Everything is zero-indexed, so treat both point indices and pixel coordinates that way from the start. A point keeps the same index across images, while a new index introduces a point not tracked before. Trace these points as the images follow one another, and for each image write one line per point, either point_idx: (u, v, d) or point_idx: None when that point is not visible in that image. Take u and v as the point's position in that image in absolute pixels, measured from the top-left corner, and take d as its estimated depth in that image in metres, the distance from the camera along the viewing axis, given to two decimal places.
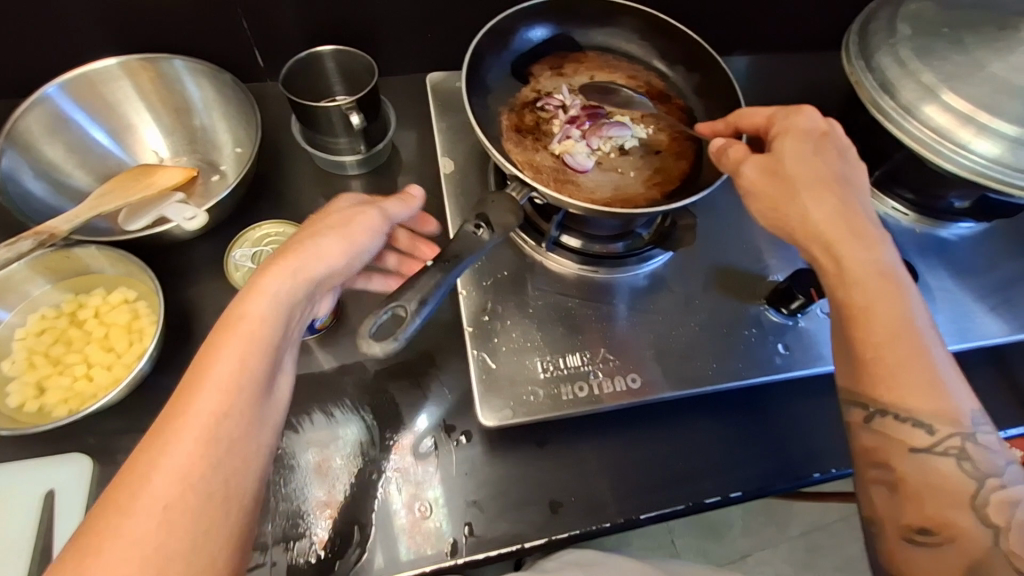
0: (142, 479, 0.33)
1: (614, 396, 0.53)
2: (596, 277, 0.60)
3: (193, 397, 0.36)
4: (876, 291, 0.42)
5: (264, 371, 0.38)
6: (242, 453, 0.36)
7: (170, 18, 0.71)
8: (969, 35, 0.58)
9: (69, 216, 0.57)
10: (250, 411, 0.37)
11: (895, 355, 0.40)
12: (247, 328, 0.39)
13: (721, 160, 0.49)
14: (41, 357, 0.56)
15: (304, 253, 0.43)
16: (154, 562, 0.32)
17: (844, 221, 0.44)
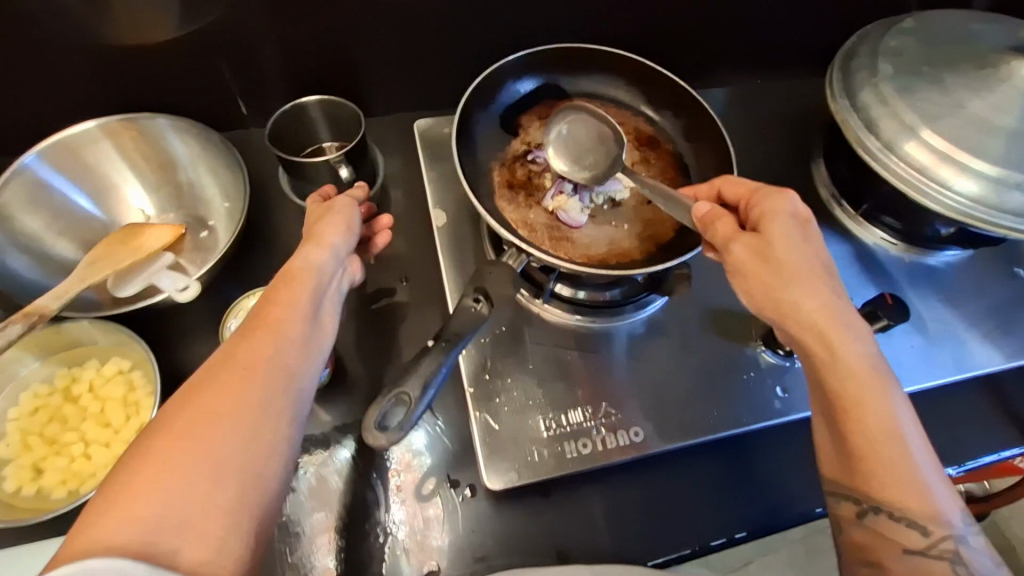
0: (219, 373, 0.38)
1: (616, 451, 0.54)
2: (593, 327, 0.60)
3: (264, 310, 0.43)
4: (869, 386, 0.42)
5: (317, 294, 0.46)
6: (304, 351, 0.42)
7: (151, 74, 0.71)
8: (949, 74, 0.60)
9: (57, 292, 0.55)
10: (309, 321, 0.44)
11: (889, 456, 0.41)
12: (301, 267, 0.47)
13: (709, 231, 0.49)
14: (36, 437, 0.55)
15: (331, 217, 0.51)
16: (233, 415, 0.36)
17: (839, 316, 0.44)
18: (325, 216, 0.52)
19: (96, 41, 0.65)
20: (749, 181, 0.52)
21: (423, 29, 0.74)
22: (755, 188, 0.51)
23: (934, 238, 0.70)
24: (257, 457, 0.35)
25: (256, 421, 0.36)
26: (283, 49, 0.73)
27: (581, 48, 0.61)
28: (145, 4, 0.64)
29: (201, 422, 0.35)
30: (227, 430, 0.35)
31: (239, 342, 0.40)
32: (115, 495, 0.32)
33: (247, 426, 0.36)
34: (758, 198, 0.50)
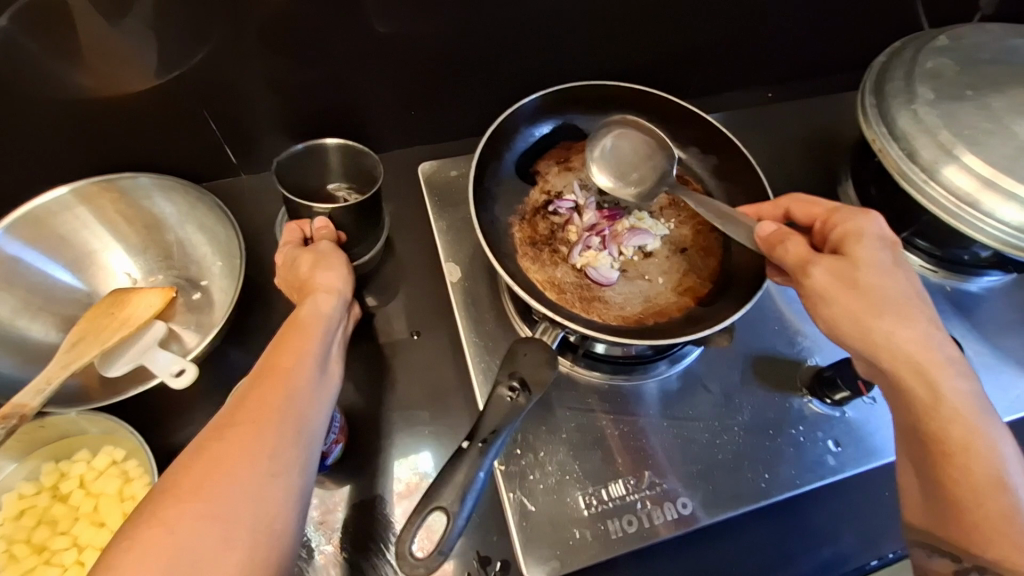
0: (225, 424, 0.36)
1: (664, 529, 0.49)
2: (625, 386, 0.56)
3: (272, 356, 0.42)
4: (974, 426, 0.40)
5: (324, 336, 0.45)
6: (314, 394, 0.40)
7: (130, 129, 0.66)
8: (994, 97, 0.56)
9: (38, 386, 0.50)
10: (318, 362, 0.43)
11: (998, 507, 0.38)
12: (306, 314, 0.46)
13: (780, 251, 0.46)
14: (22, 545, 0.50)
15: (328, 263, 0.51)
16: (243, 465, 0.34)
17: (942, 354, 0.42)
18: (325, 262, 0.51)
19: (69, 97, 0.60)
20: (819, 201, 0.51)
21: (421, 66, 0.70)
22: (830, 210, 0.49)
23: (969, 261, 0.66)
24: (268, 510, 0.34)
25: (268, 468, 0.35)
26: (273, 95, 0.68)
27: (597, 86, 0.57)
28: (122, 54, 0.59)
29: (211, 475, 0.33)
30: (236, 480, 0.33)
31: (248, 389, 0.39)
32: (126, 559, 0.30)
33: (257, 475, 0.34)
34: (838, 219, 0.48)
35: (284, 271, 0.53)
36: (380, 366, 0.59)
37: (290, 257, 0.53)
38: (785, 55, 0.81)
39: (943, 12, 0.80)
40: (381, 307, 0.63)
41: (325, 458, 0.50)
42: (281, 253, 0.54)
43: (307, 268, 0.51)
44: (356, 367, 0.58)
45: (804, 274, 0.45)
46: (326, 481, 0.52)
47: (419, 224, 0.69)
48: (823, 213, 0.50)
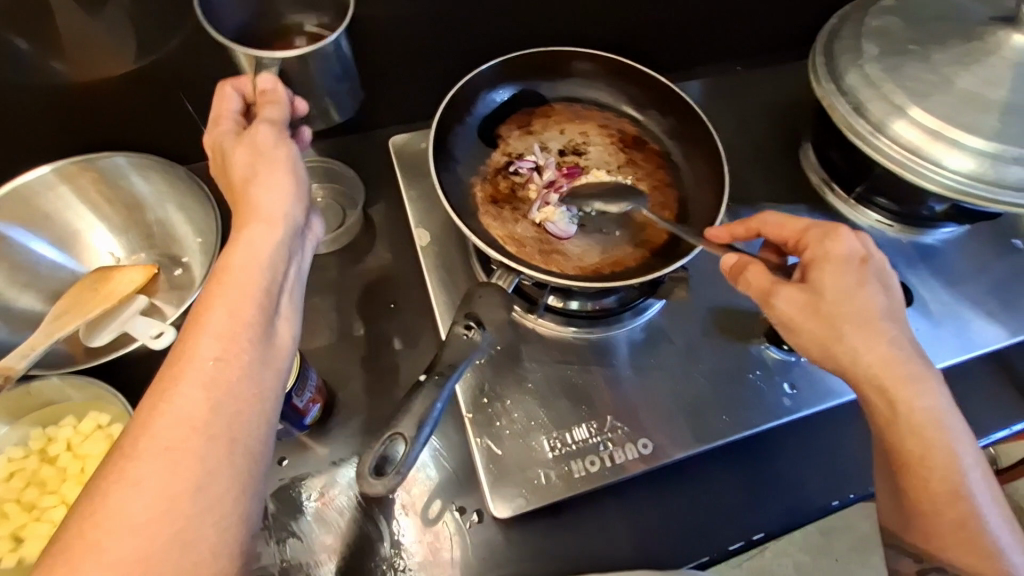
0: (140, 440, 0.33)
1: (624, 466, 0.52)
2: (591, 338, 0.58)
3: (191, 340, 0.36)
4: (935, 444, 0.41)
5: (260, 302, 0.39)
6: (247, 397, 0.36)
7: (107, 112, 0.68)
8: (937, 51, 0.57)
9: (23, 351, 0.53)
10: (253, 345, 0.37)
11: (953, 514, 0.41)
12: (237, 267, 0.39)
13: (744, 281, 0.46)
14: (13, 505, 0.52)
15: (266, 182, 0.43)
16: (165, 503, 0.31)
17: (906, 370, 0.42)
18: (258, 185, 0.43)
19: (49, 83, 0.62)
20: (800, 218, 0.48)
21: None
22: (811, 227, 0.46)
23: (929, 217, 0.68)
24: (204, 541, 0.32)
25: (196, 497, 0.32)
26: None
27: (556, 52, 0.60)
28: (98, 39, 0.61)
29: (122, 527, 0.30)
30: (158, 518, 0.31)
31: (164, 399, 0.34)
32: None
33: (184, 509, 0.32)
34: (809, 240, 0.46)
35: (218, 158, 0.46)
36: (357, 330, 0.62)
37: (223, 142, 0.46)
38: (752, 23, 0.83)
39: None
40: (357, 275, 0.65)
41: (303, 417, 0.53)
42: (211, 137, 0.46)
43: (242, 180, 0.43)
44: (333, 333, 0.61)
45: (772, 299, 0.44)
46: (305, 438, 0.55)
47: (393, 196, 0.72)
48: (798, 233, 0.47)
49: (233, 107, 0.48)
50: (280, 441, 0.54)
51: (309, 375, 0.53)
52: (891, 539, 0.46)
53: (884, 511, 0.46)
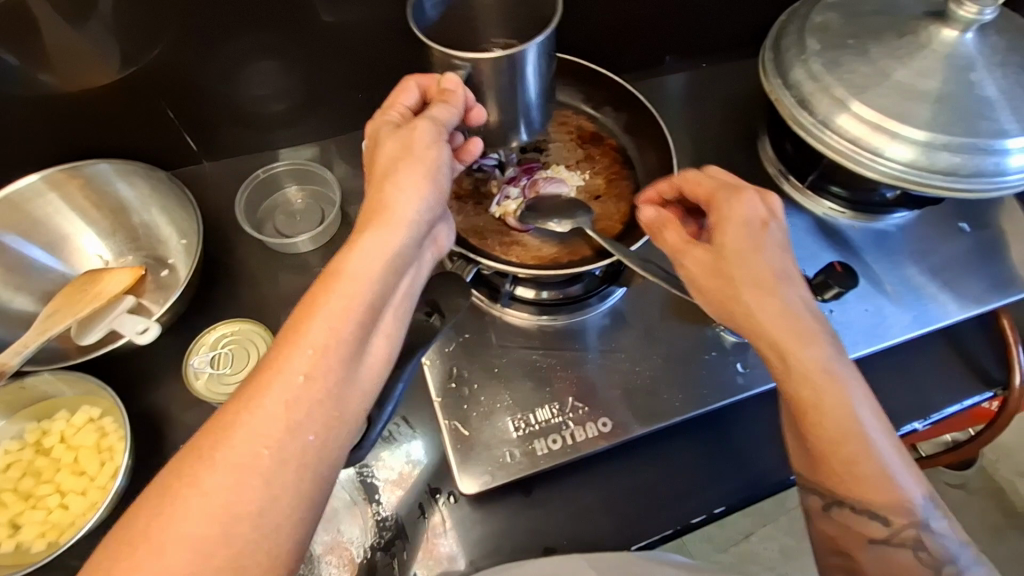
0: (222, 440, 0.32)
1: (585, 444, 0.55)
2: (556, 325, 0.61)
3: (291, 346, 0.35)
4: (824, 389, 0.44)
5: (362, 317, 0.38)
6: (327, 418, 0.35)
7: (92, 122, 0.71)
8: (873, 45, 0.61)
9: (17, 347, 0.56)
10: (342, 363, 0.36)
11: (848, 456, 0.44)
12: (350, 275, 0.38)
13: (659, 240, 0.51)
14: (10, 494, 0.56)
15: (401, 189, 0.42)
16: (235, 510, 0.31)
17: (797, 328, 0.45)
18: (393, 190, 0.42)
19: (38, 94, 0.66)
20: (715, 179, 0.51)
21: (366, 51, 0.75)
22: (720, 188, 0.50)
23: (881, 203, 0.71)
24: (262, 556, 0.32)
25: (263, 511, 0.32)
26: (227, 84, 0.73)
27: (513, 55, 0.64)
28: (81, 53, 0.64)
29: (176, 540, 0.30)
30: (221, 524, 0.31)
31: (250, 408, 0.33)
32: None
33: (252, 520, 0.31)
34: (717, 202, 0.50)
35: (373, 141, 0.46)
36: None
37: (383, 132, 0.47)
38: (717, 22, 0.86)
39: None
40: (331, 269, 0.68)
41: None
42: (374, 125, 0.47)
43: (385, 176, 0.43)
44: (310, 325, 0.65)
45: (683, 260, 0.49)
46: None
47: None
48: (710, 191, 0.50)
49: (409, 102, 0.48)
50: None
51: None
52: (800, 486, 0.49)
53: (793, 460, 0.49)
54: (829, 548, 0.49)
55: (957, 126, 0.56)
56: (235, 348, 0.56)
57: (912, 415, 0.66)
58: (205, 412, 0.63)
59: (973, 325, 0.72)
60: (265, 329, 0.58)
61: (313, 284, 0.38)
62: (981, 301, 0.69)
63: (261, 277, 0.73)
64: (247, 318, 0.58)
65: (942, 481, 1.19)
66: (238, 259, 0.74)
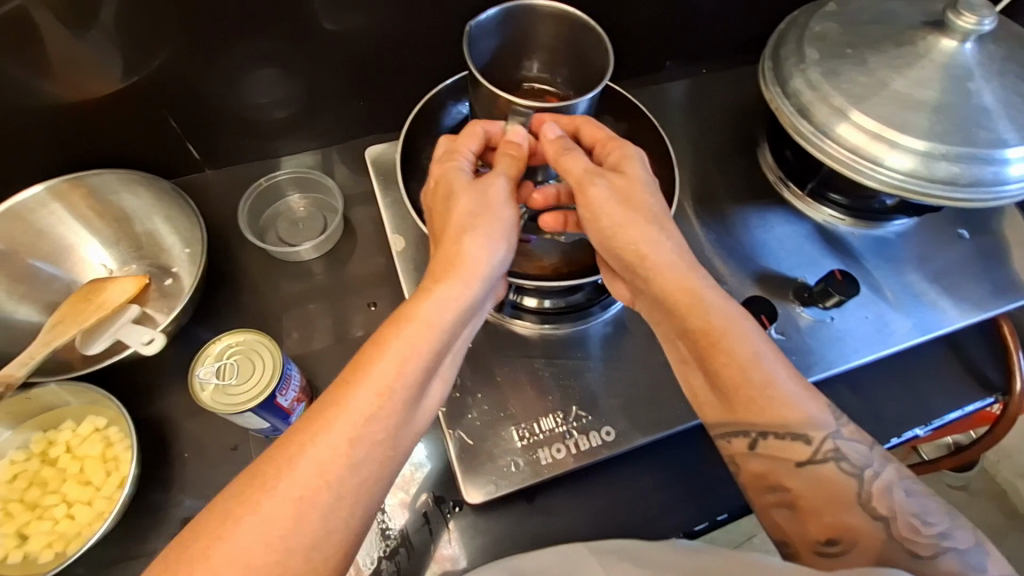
0: (286, 466, 0.36)
1: (589, 453, 0.56)
2: (559, 333, 0.62)
3: (357, 384, 0.39)
4: (713, 305, 0.47)
5: (423, 365, 0.42)
6: (381, 456, 0.39)
7: (95, 131, 0.71)
8: (872, 54, 0.61)
9: (23, 358, 0.57)
10: (402, 406, 0.40)
11: (758, 379, 0.45)
12: (417, 324, 0.43)
13: (563, 167, 0.51)
14: (17, 504, 0.56)
15: (473, 245, 0.47)
16: (292, 534, 0.34)
17: (685, 261, 0.49)
18: (465, 245, 0.47)
19: (42, 104, 0.66)
20: (603, 126, 0.55)
21: (367, 58, 0.75)
22: (605, 135, 0.54)
23: (880, 210, 0.72)
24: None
25: (315, 538, 0.35)
26: (230, 92, 0.74)
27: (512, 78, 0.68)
28: (82, 63, 0.64)
29: (235, 562, 0.33)
30: (275, 545, 0.34)
31: (317, 439, 0.37)
32: None
33: (304, 546, 0.35)
34: (611, 146, 0.54)
35: (443, 186, 0.51)
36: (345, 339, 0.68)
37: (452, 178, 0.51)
38: (716, 28, 0.86)
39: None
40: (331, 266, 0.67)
41: (289, 414, 0.59)
42: (444, 168, 0.52)
43: (462, 228, 0.48)
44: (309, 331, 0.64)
45: (589, 184, 0.50)
46: None
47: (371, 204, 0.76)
48: (603, 138, 0.54)
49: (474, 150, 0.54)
50: (271, 440, 0.62)
51: (292, 375, 0.59)
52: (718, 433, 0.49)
53: (702, 409, 0.50)
54: (763, 489, 0.47)
55: (956, 136, 0.57)
56: (241, 359, 0.57)
57: (913, 421, 0.67)
58: (209, 422, 0.63)
59: (973, 332, 0.72)
60: (270, 339, 0.58)
61: (383, 328, 0.43)
62: (981, 307, 0.69)
63: (265, 285, 0.74)
64: (253, 328, 0.58)
65: (945, 484, 1.19)
66: (241, 268, 0.74)
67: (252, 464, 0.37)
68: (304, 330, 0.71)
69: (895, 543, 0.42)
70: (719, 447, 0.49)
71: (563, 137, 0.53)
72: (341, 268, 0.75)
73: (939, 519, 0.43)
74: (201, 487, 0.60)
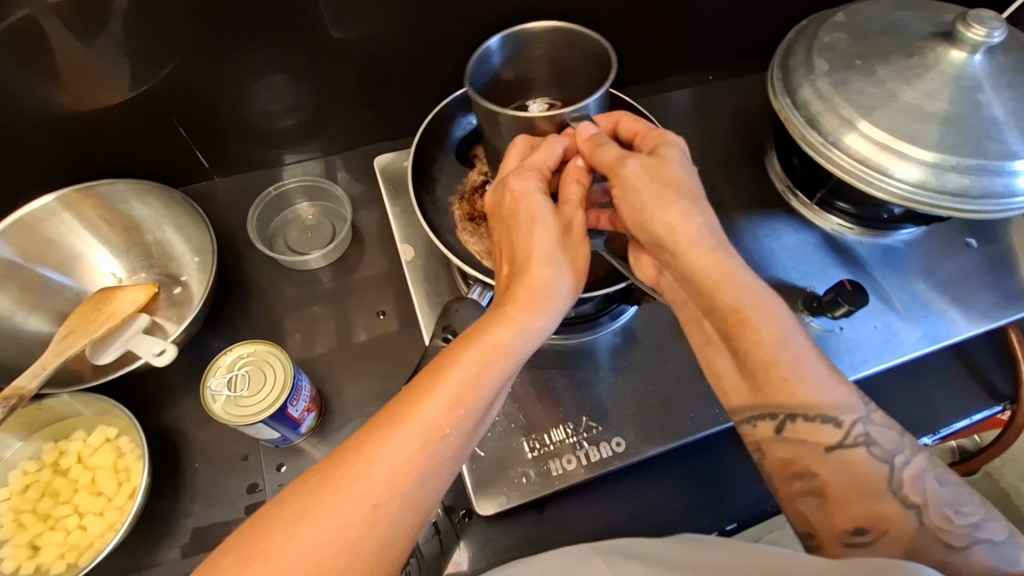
0: (358, 467, 0.37)
1: (599, 464, 0.56)
2: (568, 344, 0.62)
3: (429, 398, 0.40)
4: (742, 288, 0.47)
5: (493, 387, 0.42)
6: (446, 469, 0.40)
7: (106, 140, 0.72)
8: (880, 65, 0.61)
9: (34, 370, 0.57)
10: (467, 424, 0.41)
11: (786, 359, 0.46)
12: (490, 344, 0.43)
13: (597, 154, 0.51)
14: (29, 515, 0.56)
15: (546, 269, 0.47)
16: (360, 536, 0.36)
17: (713, 240, 0.48)
18: (537, 267, 0.47)
19: (52, 113, 0.66)
20: (643, 121, 0.56)
21: (373, 65, 0.75)
22: (645, 127, 0.55)
23: (887, 219, 0.72)
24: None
25: (380, 542, 0.36)
26: (238, 100, 0.74)
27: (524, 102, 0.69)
28: (93, 73, 0.64)
29: (297, 561, 0.34)
30: (343, 545, 0.35)
31: (389, 444, 0.38)
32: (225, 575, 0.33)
33: (369, 548, 0.36)
34: (651, 137, 0.53)
35: (518, 196, 0.51)
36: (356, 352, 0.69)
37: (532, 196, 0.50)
38: (722, 35, 0.86)
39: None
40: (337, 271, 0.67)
41: (299, 424, 0.59)
42: (520, 186, 0.50)
43: (537, 248, 0.48)
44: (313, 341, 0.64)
45: (621, 167, 0.50)
46: (307, 438, 0.63)
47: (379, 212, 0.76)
48: (643, 129, 0.54)
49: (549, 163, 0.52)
50: (281, 448, 0.62)
51: (302, 386, 0.59)
52: (745, 417, 0.48)
53: (727, 393, 0.49)
54: (788, 477, 0.47)
55: (965, 147, 0.57)
56: (253, 370, 0.57)
57: (921, 430, 0.67)
58: (220, 431, 0.63)
59: (982, 342, 0.72)
60: (281, 350, 0.58)
61: (457, 342, 0.43)
62: (990, 316, 0.69)
63: (273, 294, 0.74)
64: (268, 340, 0.58)
65: None
66: (250, 276, 0.75)
67: (327, 460, 0.38)
68: (312, 339, 0.70)
69: (928, 532, 0.42)
70: (743, 432, 0.48)
71: (598, 135, 0.53)
72: (348, 276, 0.75)
73: (972, 509, 0.43)
74: (212, 497, 0.60)
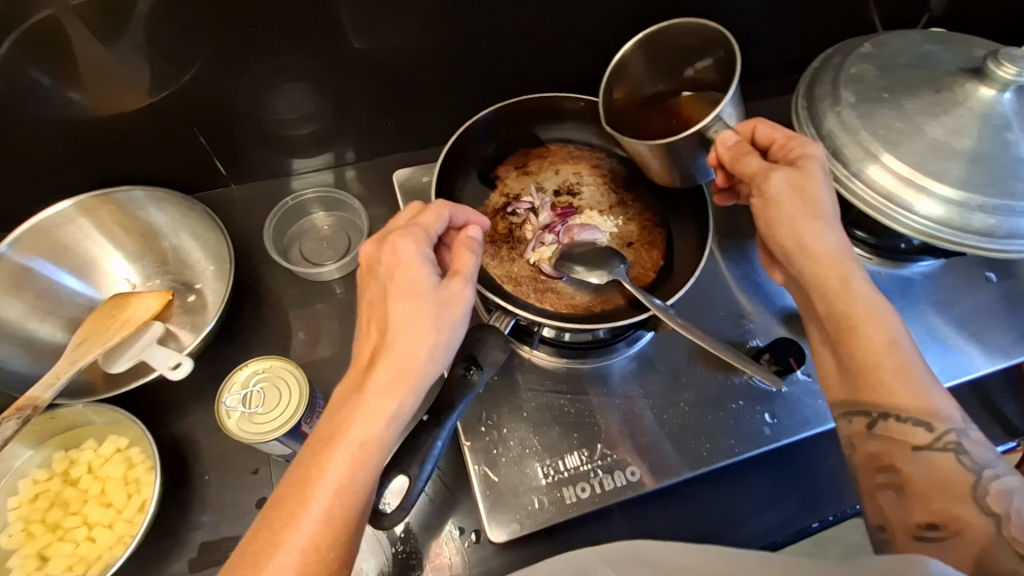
0: None
1: (613, 493, 0.56)
2: (584, 366, 0.62)
3: (299, 516, 0.39)
4: (855, 296, 0.49)
5: (362, 486, 0.41)
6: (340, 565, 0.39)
7: (124, 146, 0.71)
8: (907, 99, 0.61)
9: (48, 379, 0.56)
10: (350, 524, 0.40)
11: (891, 363, 0.46)
12: (357, 437, 0.41)
13: (740, 164, 0.52)
14: (38, 525, 0.56)
15: (407, 342, 0.44)
16: None
17: (844, 251, 0.50)
18: (396, 341, 0.44)
19: (72, 116, 0.66)
20: (780, 128, 0.55)
21: (393, 77, 0.75)
22: (785, 136, 0.53)
23: (906, 249, 0.72)
24: None
25: None
26: (257, 108, 0.73)
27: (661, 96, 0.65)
28: (113, 77, 0.64)
29: None
30: None
31: (265, 564, 0.37)
32: None
33: None
34: (795, 144, 0.53)
35: (397, 263, 0.48)
36: None
37: (404, 254, 0.48)
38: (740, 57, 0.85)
39: (898, 13, 0.83)
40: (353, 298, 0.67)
41: None
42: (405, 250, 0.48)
43: (399, 321, 0.45)
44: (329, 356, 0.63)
45: (766, 177, 0.50)
46: None
47: None
48: (783, 139, 0.53)
49: (435, 227, 0.51)
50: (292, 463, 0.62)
51: (317, 404, 0.59)
52: (838, 412, 0.49)
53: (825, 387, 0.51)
54: (873, 470, 0.47)
55: (992, 187, 0.56)
56: (268, 387, 0.56)
57: None
58: (230, 444, 0.63)
59: (998, 378, 0.71)
60: (296, 368, 0.57)
61: (320, 438, 0.42)
62: (1008, 354, 0.68)
63: (286, 304, 0.73)
64: (285, 357, 0.58)
65: None
66: (263, 285, 0.74)
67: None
68: (321, 352, 0.70)
69: (1003, 541, 0.37)
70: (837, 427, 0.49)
71: (741, 142, 0.53)
72: None
73: None
74: (221, 508, 0.60)
